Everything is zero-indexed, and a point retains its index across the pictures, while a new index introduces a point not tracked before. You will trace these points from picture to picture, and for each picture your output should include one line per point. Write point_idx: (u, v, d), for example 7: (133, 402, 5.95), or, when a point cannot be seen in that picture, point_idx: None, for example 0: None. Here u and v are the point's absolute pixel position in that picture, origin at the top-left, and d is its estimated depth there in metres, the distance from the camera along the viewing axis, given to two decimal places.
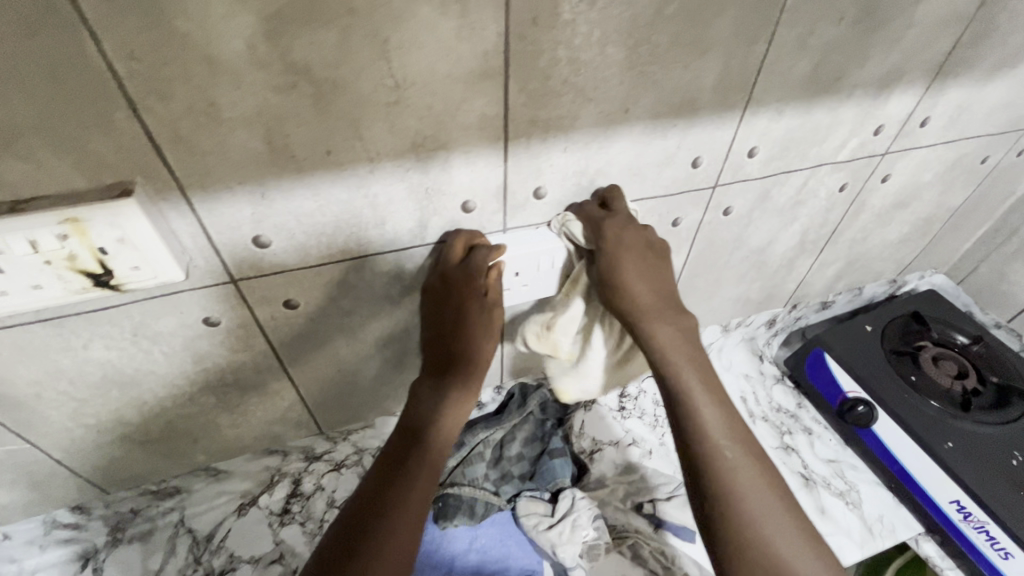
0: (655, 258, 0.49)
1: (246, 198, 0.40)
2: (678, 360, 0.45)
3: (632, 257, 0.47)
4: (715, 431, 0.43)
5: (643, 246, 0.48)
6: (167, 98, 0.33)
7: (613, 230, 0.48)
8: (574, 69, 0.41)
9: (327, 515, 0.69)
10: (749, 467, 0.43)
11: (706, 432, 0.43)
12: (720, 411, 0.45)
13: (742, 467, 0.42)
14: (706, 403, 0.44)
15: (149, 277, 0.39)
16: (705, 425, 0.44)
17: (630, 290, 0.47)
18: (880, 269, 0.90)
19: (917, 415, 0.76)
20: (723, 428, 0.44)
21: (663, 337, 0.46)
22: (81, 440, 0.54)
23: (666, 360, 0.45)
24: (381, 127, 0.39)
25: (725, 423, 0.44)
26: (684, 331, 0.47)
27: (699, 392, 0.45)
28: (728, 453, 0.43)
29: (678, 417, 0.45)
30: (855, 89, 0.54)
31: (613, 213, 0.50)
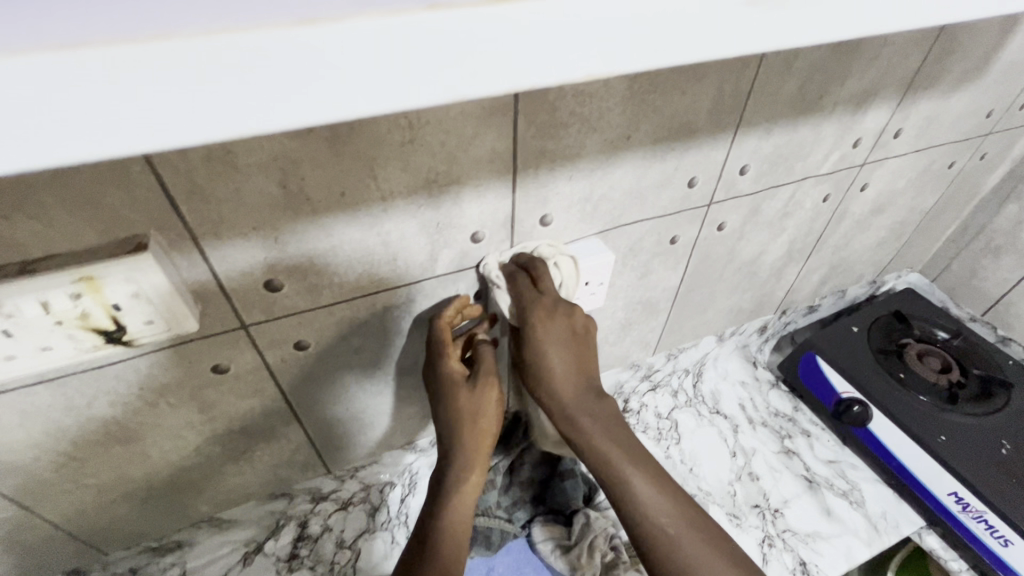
0: (576, 341, 0.46)
1: (259, 243, 0.39)
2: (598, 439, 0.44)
3: (552, 346, 0.45)
4: (647, 508, 0.42)
5: (565, 329, 0.46)
6: (184, 149, 0.33)
7: (537, 310, 0.46)
8: (580, 100, 0.42)
9: (337, 557, 0.69)
10: (688, 534, 0.41)
11: (644, 513, 0.42)
12: (653, 487, 0.42)
13: (683, 536, 0.41)
14: (637, 478, 0.42)
15: (162, 330, 0.38)
16: (630, 498, 0.42)
17: (553, 376, 0.45)
18: (861, 271, 0.93)
19: (908, 411, 0.79)
20: (654, 505, 0.42)
21: (549, 413, 0.45)
22: (80, 501, 0.51)
23: (592, 446, 0.43)
24: (395, 165, 0.40)
25: (659, 501, 0.42)
26: (606, 414, 0.45)
27: (625, 467, 0.43)
28: (671, 529, 0.41)
29: (620, 504, 0.43)
30: (836, 106, 0.57)
31: (542, 288, 0.47)
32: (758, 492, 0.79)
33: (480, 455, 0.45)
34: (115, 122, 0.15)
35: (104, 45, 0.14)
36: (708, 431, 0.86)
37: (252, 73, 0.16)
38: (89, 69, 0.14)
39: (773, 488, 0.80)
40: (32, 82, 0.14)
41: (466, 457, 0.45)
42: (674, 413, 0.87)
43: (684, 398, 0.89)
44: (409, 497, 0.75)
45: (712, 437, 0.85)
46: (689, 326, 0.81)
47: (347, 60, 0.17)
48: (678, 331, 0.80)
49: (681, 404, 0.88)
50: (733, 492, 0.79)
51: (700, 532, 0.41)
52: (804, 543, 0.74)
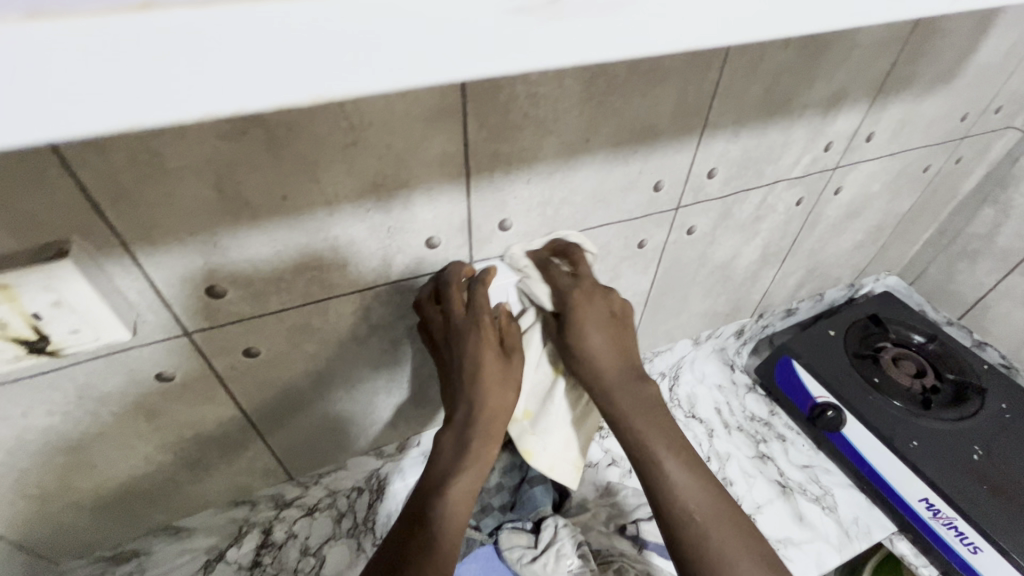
0: (620, 327, 0.47)
1: (197, 248, 0.38)
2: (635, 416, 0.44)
3: (597, 329, 0.46)
4: (681, 490, 0.42)
5: (609, 314, 0.47)
6: (106, 152, 0.31)
7: (579, 296, 0.47)
8: (533, 102, 0.41)
9: (301, 564, 0.68)
10: (713, 515, 0.42)
11: (675, 494, 0.42)
12: (688, 470, 0.43)
13: (712, 520, 0.42)
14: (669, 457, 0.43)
15: (91, 338, 0.36)
16: (660, 472, 0.43)
17: (597, 358, 0.46)
18: (838, 275, 0.93)
19: (883, 417, 0.78)
20: (689, 482, 0.43)
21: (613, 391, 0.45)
22: (24, 511, 0.50)
23: (626, 424, 0.44)
24: (339, 168, 0.38)
25: (694, 484, 0.43)
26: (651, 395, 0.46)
27: (654, 443, 0.44)
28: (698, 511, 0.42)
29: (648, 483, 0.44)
30: (805, 109, 0.56)
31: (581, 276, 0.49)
32: (731, 497, 0.78)
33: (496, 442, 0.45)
34: (122, 97, 0.14)
35: (116, 12, 0.13)
36: (683, 434, 0.84)
37: (280, 46, 0.15)
38: (94, 41, 0.13)
39: (746, 494, 0.79)
40: (11, 53, 0.12)
41: (488, 436, 0.45)
42: None
43: (659, 402, 0.87)
44: (378, 504, 0.73)
45: (687, 440, 0.84)
46: (663, 329, 0.80)
47: (369, 50, 0.16)
48: (652, 334, 0.79)
49: None
50: None
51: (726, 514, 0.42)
52: (775, 549, 0.73)
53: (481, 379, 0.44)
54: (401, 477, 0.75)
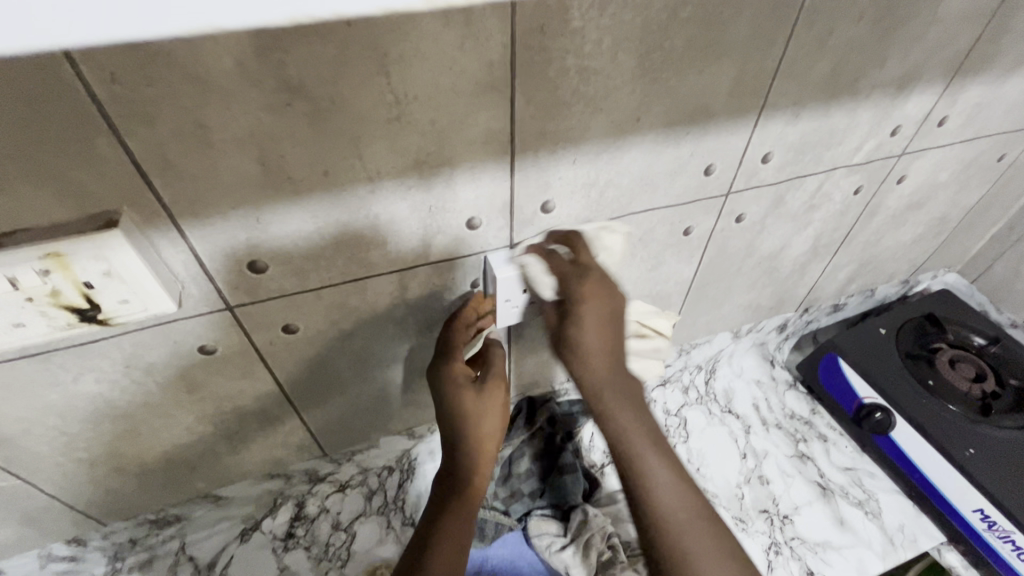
0: (611, 321, 0.41)
1: (239, 222, 0.38)
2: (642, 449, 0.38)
3: (591, 324, 0.40)
4: (661, 494, 0.37)
5: (600, 306, 0.41)
6: (152, 121, 0.31)
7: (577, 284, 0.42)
8: (584, 78, 0.39)
9: (332, 538, 0.70)
10: (712, 544, 0.36)
11: (655, 500, 0.37)
12: (672, 473, 0.38)
13: (687, 524, 0.36)
14: (661, 471, 0.37)
15: (138, 308, 0.37)
16: (659, 513, 0.37)
17: (584, 350, 0.40)
18: (893, 270, 0.88)
19: (935, 421, 0.74)
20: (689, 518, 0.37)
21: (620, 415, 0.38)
22: (73, 473, 0.52)
23: (615, 433, 0.38)
24: (382, 144, 0.37)
25: (678, 489, 0.37)
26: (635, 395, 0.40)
27: (651, 468, 0.37)
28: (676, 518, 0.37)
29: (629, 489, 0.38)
30: (872, 90, 0.52)
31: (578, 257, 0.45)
32: (767, 497, 0.76)
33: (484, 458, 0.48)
34: None
35: None
36: (718, 430, 0.83)
37: None
38: None
39: (783, 494, 0.76)
40: None
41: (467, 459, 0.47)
42: (683, 410, 0.84)
43: (694, 395, 0.86)
44: (408, 484, 0.75)
45: (722, 436, 0.82)
46: (702, 321, 0.77)
47: None
48: (691, 325, 0.77)
49: (691, 401, 0.85)
50: (741, 496, 0.76)
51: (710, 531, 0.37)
52: (813, 553, 0.71)
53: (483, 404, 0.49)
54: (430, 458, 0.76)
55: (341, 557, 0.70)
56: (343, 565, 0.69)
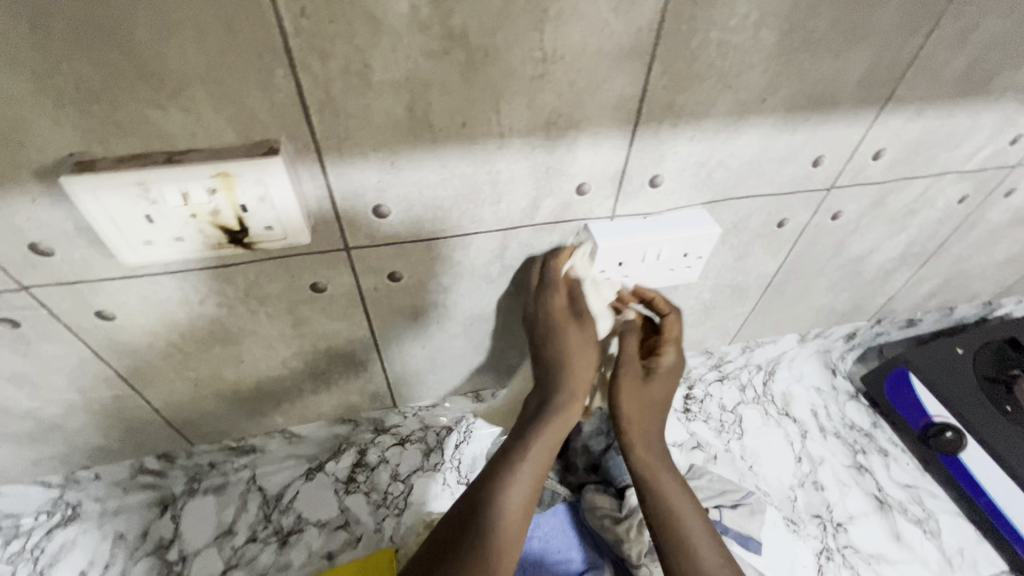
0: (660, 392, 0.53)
1: (375, 164, 0.40)
2: (663, 480, 0.49)
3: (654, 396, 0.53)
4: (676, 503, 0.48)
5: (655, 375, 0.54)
6: (326, 58, 0.33)
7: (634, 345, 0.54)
8: (722, 53, 0.39)
9: (391, 488, 0.73)
10: (703, 536, 0.46)
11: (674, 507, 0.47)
12: (684, 493, 0.49)
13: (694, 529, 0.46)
14: (677, 492, 0.48)
15: (278, 237, 0.39)
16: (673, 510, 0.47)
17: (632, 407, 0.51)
18: (977, 290, 0.84)
19: (1012, 447, 0.70)
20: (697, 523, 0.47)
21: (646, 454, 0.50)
22: (178, 391, 0.55)
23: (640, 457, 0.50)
24: (520, 101, 0.38)
25: (689, 505, 0.48)
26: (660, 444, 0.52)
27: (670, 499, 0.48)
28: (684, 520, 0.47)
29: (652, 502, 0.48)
30: (1003, 93, 0.50)
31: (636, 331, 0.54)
32: (821, 502, 0.75)
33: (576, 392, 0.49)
34: None
35: None
36: (774, 431, 0.82)
37: None
38: None
39: (838, 502, 0.76)
40: None
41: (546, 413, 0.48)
42: (739, 407, 0.84)
43: (751, 394, 0.86)
44: (464, 445, 0.77)
45: (778, 438, 0.82)
46: (773, 319, 0.76)
47: None
48: (761, 322, 0.76)
49: (747, 400, 0.85)
50: (794, 498, 0.76)
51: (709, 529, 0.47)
52: (866, 563, 0.70)
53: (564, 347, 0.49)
54: (487, 422, 0.77)
55: (398, 506, 0.72)
56: (399, 514, 0.71)
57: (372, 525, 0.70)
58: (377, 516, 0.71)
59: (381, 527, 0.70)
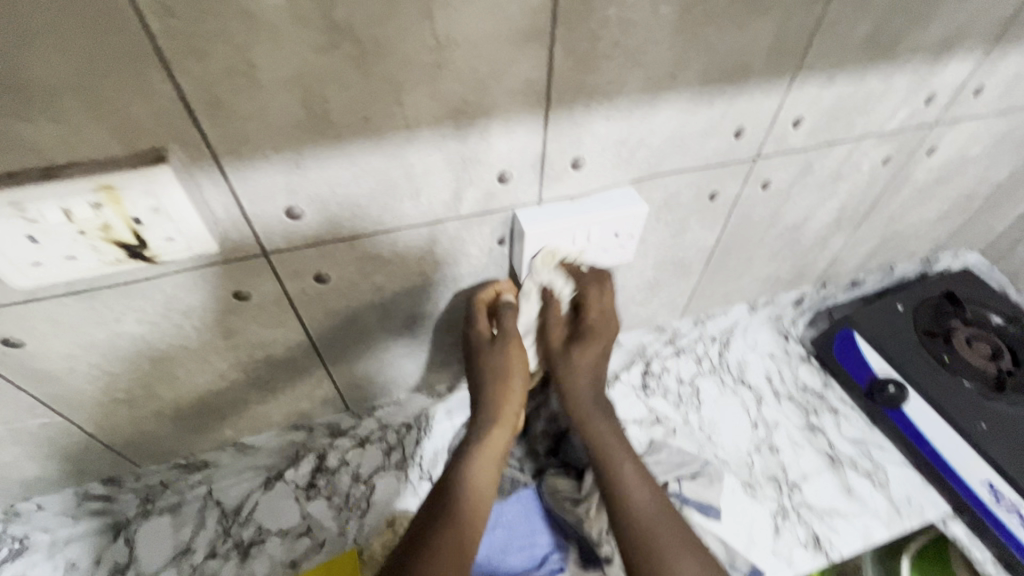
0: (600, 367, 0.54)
1: (280, 166, 0.38)
2: (618, 450, 0.50)
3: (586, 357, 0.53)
4: (633, 484, 0.48)
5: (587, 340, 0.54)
6: (204, 58, 0.31)
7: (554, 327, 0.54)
8: (625, 30, 0.39)
9: (353, 489, 0.72)
10: (663, 520, 0.45)
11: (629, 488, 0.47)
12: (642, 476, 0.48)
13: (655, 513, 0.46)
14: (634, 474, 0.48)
15: (182, 248, 0.38)
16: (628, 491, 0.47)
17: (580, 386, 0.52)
18: (914, 247, 0.87)
19: (946, 394, 0.75)
20: (646, 490, 0.47)
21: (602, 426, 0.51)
22: (112, 414, 0.54)
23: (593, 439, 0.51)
24: (422, 91, 0.37)
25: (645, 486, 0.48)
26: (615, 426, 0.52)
27: (623, 470, 0.48)
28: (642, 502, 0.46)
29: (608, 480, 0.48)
30: (912, 55, 0.51)
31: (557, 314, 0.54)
32: (776, 465, 0.77)
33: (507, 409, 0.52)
34: None
35: None
36: (730, 399, 0.84)
37: None
38: None
39: (792, 463, 0.78)
40: None
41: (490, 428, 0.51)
42: (696, 379, 0.85)
43: (707, 365, 0.87)
44: (424, 441, 0.76)
45: (734, 406, 0.83)
46: (720, 291, 0.78)
47: None
48: (708, 295, 0.77)
49: (705, 371, 0.86)
50: (751, 463, 0.77)
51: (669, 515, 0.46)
52: (820, 519, 0.72)
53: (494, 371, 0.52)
54: (447, 416, 0.78)
55: (361, 508, 0.70)
56: (363, 515, 0.70)
57: (336, 529, 0.69)
58: (340, 520, 0.69)
59: (344, 530, 0.68)
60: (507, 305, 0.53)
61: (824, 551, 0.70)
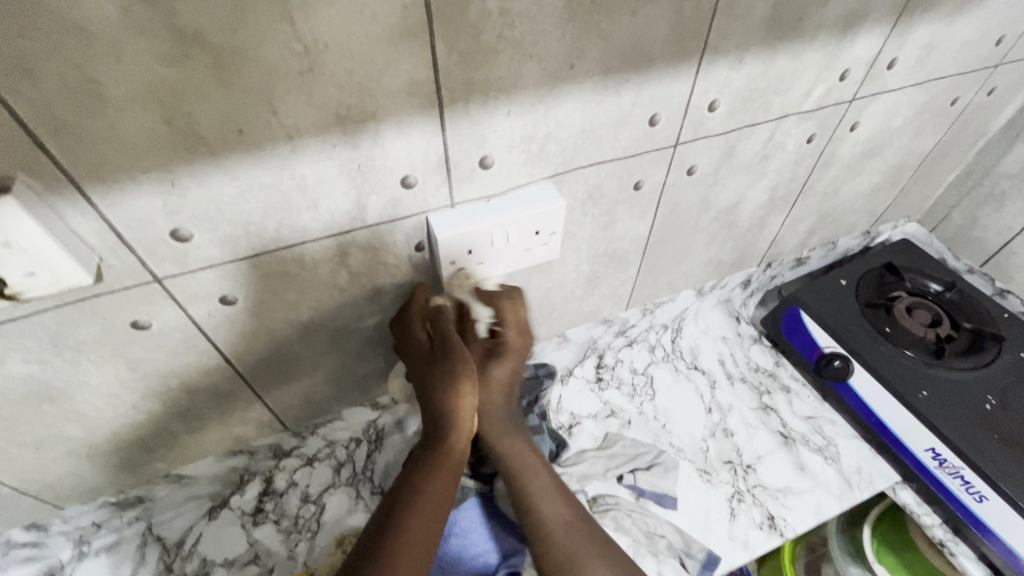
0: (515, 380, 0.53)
1: (152, 188, 0.36)
2: (534, 478, 0.50)
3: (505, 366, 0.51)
4: (543, 501, 0.48)
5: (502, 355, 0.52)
6: (36, 78, 0.29)
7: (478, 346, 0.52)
8: (508, 21, 0.37)
9: (302, 511, 0.70)
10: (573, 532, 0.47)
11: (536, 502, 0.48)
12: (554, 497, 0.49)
13: (561, 525, 0.47)
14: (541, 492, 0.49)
15: (50, 283, 0.35)
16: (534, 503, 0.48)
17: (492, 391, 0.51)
18: (853, 222, 0.88)
19: (889, 365, 0.76)
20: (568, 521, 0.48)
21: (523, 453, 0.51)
22: (18, 458, 0.51)
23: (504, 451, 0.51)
24: (296, 98, 0.36)
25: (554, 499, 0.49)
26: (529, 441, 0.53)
27: (537, 495, 0.49)
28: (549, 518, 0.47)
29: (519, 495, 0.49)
30: (817, 31, 0.51)
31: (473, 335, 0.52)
32: (731, 448, 0.78)
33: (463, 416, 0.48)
34: None
35: None
36: (684, 386, 0.84)
37: None
38: None
39: (747, 445, 0.78)
40: None
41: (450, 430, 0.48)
42: (650, 368, 0.85)
43: (659, 354, 0.87)
44: (376, 455, 0.74)
45: (688, 392, 0.83)
46: (664, 279, 0.78)
47: None
48: (652, 285, 0.77)
49: (658, 359, 0.86)
50: (706, 448, 0.77)
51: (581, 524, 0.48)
52: (774, 498, 0.73)
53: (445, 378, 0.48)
54: (399, 427, 0.76)
55: (310, 529, 0.68)
56: (313, 537, 0.68)
57: (285, 553, 0.66)
58: (289, 543, 0.67)
59: (294, 554, 0.66)
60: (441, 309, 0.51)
61: (778, 530, 0.70)
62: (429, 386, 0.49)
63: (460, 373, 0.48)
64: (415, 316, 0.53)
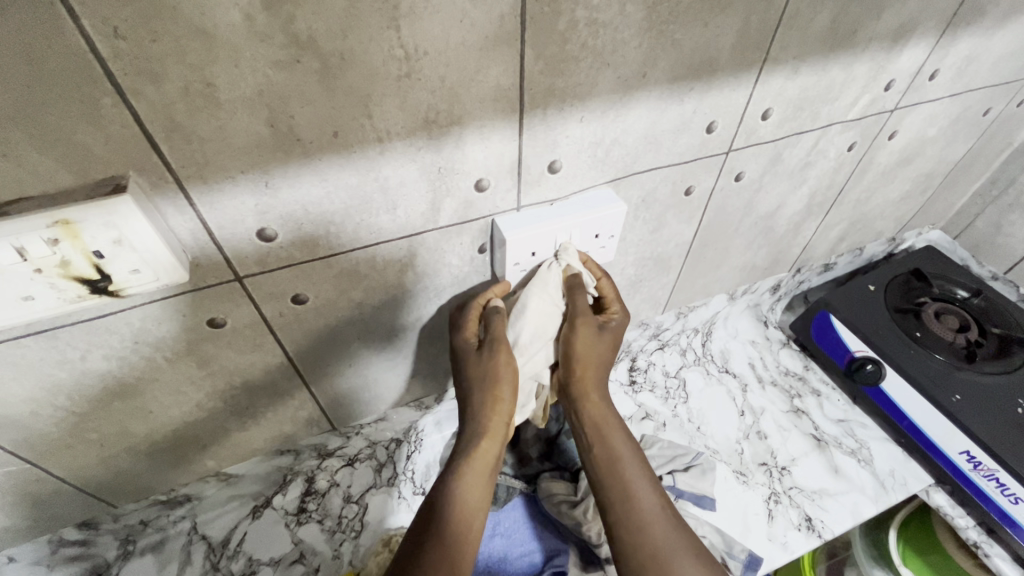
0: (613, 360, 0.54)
1: (248, 188, 0.37)
2: (631, 470, 0.50)
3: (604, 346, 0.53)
4: (640, 491, 0.49)
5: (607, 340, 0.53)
6: (159, 80, 0.30)
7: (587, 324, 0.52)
8: (593, 30, 0.39)
9: (345, 511, 0.70)
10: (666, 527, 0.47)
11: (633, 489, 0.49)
12: (650, 488, 0.49)
13: (655, 518, 0.47)
14: (641, 480, 0.49)
15: (150, 280, 0.36)
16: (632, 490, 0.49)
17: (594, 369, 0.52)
18: (880, 228, 0.90)
19: (923, 369, 0.77)
20: (660, 515, 0.48)
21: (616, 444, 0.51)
22: (83, 455, 0.51)
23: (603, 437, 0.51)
24: (392, 102, 0.37)
25: (650, 491, 0.49)
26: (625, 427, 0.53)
27: (636, 485, 0.49)
28: (645, 507, 0.48)
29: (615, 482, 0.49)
30: (870, 42, 0.52)
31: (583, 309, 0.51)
32: (765, 450, 0.79)
33: (496, 420, 0.50)
34: None
35: None
36: (716, 389, 0.85)
37: None
38: None
39: (782, 447, 0.79)
40: None
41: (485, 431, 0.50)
42: (682, 371, 0.86)
43: (691, 357, 0.88)
44: (416, 455, 0.76)
45: (721, 395, 0.84)
46: (700, 283, 0.79)
47: None
48: (688, 288, 0.78)
49: (689, 363, 0.87)
50: (741, 451, 0.78)
51: (672, 518, 0.48)
52: (811, 500, 0.74)
53: (485, 382, 0.49)
54: (437, 428, 0.77)
55: (354, 529, 0.69)
56: (357, 536, 0.69)
57: (330, 553, 0.67)
58: (334, 543, 0.68)
59: (339, 553, 0.67)
60: (495, 310, 0.51)
61: (816, 532, 0.71)
62: (471, 391, 0.50)
63: (499, 379, 0.49)
64: (467, 317, 0.52)
